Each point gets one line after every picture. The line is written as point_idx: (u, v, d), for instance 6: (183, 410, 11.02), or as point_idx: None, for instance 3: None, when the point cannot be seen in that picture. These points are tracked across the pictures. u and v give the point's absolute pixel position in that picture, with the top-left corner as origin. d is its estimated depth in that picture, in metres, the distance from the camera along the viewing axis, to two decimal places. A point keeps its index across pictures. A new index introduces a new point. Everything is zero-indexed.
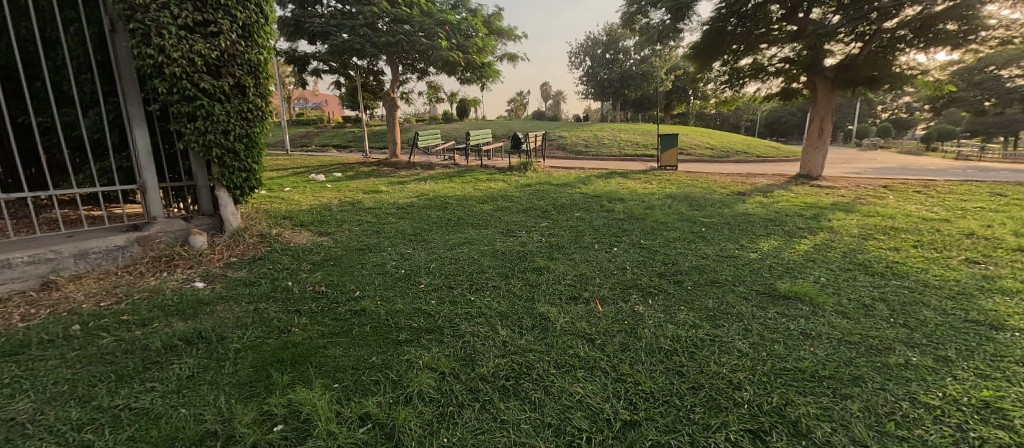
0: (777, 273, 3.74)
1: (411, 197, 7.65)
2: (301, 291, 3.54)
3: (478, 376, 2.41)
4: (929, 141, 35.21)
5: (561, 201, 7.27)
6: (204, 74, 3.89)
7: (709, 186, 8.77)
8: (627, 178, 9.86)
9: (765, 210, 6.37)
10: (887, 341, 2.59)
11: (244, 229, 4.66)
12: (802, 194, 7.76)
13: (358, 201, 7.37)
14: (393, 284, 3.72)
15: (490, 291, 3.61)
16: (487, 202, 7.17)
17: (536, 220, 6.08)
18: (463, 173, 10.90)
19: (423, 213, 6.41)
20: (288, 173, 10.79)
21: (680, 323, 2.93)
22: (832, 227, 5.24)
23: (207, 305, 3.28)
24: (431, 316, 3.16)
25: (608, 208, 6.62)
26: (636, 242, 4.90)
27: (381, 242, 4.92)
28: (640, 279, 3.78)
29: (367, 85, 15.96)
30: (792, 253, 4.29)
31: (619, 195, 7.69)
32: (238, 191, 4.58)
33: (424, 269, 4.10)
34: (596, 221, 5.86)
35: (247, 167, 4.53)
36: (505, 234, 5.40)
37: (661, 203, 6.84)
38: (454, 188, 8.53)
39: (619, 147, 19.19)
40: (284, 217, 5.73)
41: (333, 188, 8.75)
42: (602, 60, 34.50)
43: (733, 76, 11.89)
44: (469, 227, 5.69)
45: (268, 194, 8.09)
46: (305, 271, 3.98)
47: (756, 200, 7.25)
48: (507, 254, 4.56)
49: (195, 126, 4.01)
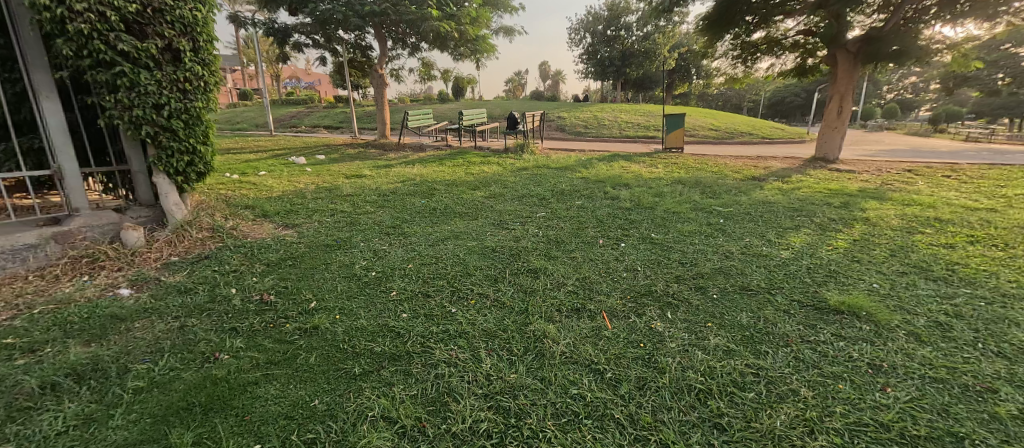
0: (818, 277, 3.13)
1: (396, 182, 6.97)
2: (245, 301, 2.91)
3: (450, 433, 1.81)
4: (937, 121, 34.37)
5: (560, 186, 6.61)
6: (122, 33, 3.19)
7: (719, 170, 8.11)
8: (630, 161, 9.19)
9: (786, 198, 5.74)
10: (986, 379, 1.98)
11: (191, 222, 3.99)
12: (823, 179, 7.12)
13: (336, 187, 6.69)
14: (359, 292, 3.09)
15: (474, 300, 2.99)
16: (478, 189, 6.51)
17: (532, 209, 5.43)
18: (455, 155, 10.18)
19: (406, 202, 5.74)
20: (269, 156, 10.07)
21: (711, 349, 2.33)
22: (867, 218, 4.62)
23: (121, 322, 2.64)
24: (400, 337, 2.54)
25: (612, 195, 5.97)
26: (646, 236, 4.27)
27: (353, 237, 4.26)
28: (655, 285, 3.16)
29: (354, 62, 15.06)
30: (831, 251, 3.67)
31: (624, 180, 7.03)
32: (181, 177, 3.91)
33: (398, 271, 3.47)
34: (599, 211, 5.23)
35: (190, 148, 3.86)
36: (497, 226, 4.76)
37: (671, 189, 6.20)
38: (444, 172, 7.85)
39: (620, 128, 18.40)
40: (247, 206, 5.05)
41: (313, 172, 8.05)
42: (602, 37, 33.27)
43: (745, 50, 11.09)
44: (457, 218, 5.04)
45: (240, 179, 7.37)
46: (256, 274, 3.35)
47: (774, 186, 6.61)
48: (498, 251, 3.92)
49: (117, 98, 3.33)
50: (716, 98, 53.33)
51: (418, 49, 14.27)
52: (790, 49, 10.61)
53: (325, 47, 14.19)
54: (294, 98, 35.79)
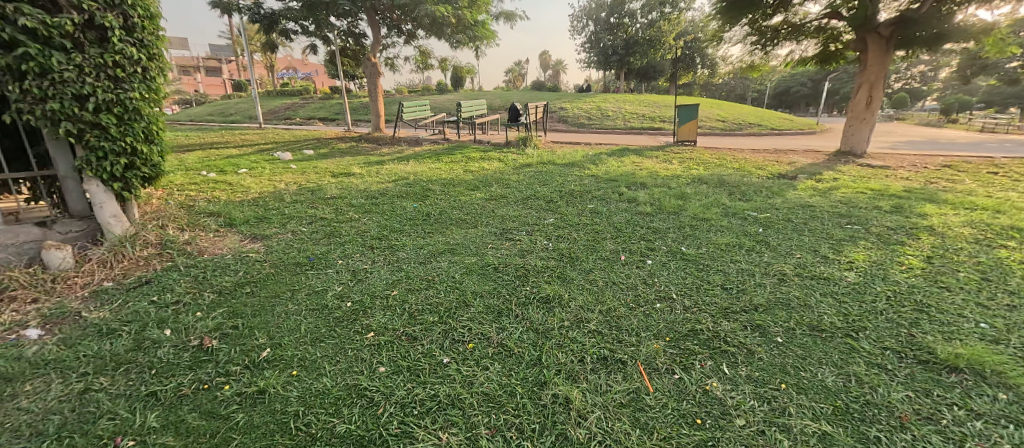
0: (906, 313, 2.48)
1: (386, 182, 6.32)
2: (176, 349, 2.27)
3: None
4: (949, 112, 33.51)
5: (568, 186, 5.95)
6: (24, 4, 2.51)
7: (740, 166, 7.44)
8: (642, 156, 8.51)
9: (825, 200, 5.10)
10: None
11: (135, 237, 3.34)
12: (858, 177, 6.45)
13: (321, 187, 6.04)
14: (325, 333, 2.43)
15: (472, 346, 2.35)
16: (478, 190, 5.84)
17: (539, 214, 4.77)
18: (454, 150, 9.51)
19: (397, 205, 5.08)
20: (254, 151, 9.41)
21: (801, 434, 1.69)
22: (932, 228, 3.95)
23: (7, 385, 2.00)
24: (374, 405, 1.91)
25: (628, 196, 5.31)
26: (675, 250, 3.62)
27: (330, 253, 3.61)
28: (700, 323, 2.51)
29: (346, 51, 14.30)
30: (907, 272, 3.01)
31: (638, 178, 6.38)
32: (119, 183, 3.25)
33: (378, 301, 2.82)
34: (615, 217, 4.57)
35: (127, 149, 3.20)
36: (499, 236, 4.10)
37: (693, 189, 5.55)
38: (440, 169, 7.18)
39: (626, 119, 17.66)
40: (210, 214, 4.38)
41: (298, 170, 7.38)
42: (607, 25, 32.29)
43: (761, 37, 10.33)
44: (454, 226, 4.38)
45: (216, 178, 6.70)
46: (202, 305, 2.70)
47: (807, 185, 5.94)
48: (501, 272, 3.27)
49: (24, 87, 2.66)
50: (720, 88, 52.38)
51: (413, 37, 13.49)
52: (811, 34, 9.84)
53: (315, 35, 13.42)
54: (290, 89, 34.99)
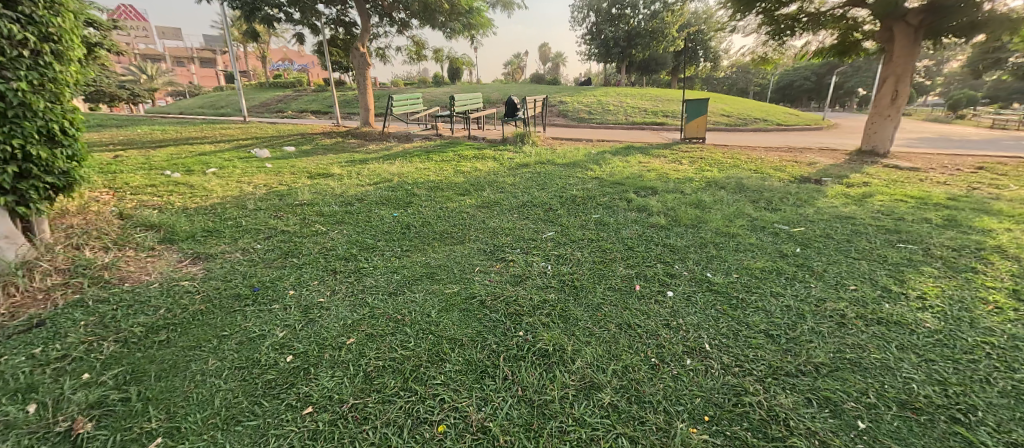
0: (1021, 383, 1.88)
1: (367, 184, 5.68)
2: (31, 440, 1.64)
3: None
4: (956, 108, 32.87)
5: (569, 191, 5.32)
6: None
7: (757, 167, 6.82)
8: (649, 155, 7.88)
9: (862, 209, 4.49)
10: None
11: (34, 264, 2.72)
12: (889, 182, 5.83)
13: (293, 191, 5.40)
14: (247, 410, 1.81)
15: (443, 431, 1.74)
16: (468, 195, 5.19)
17: (536, 227, 4.14)
18: (445, 147, 8.85)
19: (374, 214, 4.44)
20: (231, 148, 8.76)
21: None
22: (1003, 248, 3.32)
23: None
24: None
25: (638, 204, 4.68)
26: (701, 277, 3.00)
27: (282, 280, 2.96)
28: (749, 393, 1.89)
29: (334, 41, 13.56)
30: (999, 315, 2.39)
31: (647, 181, 5.76)
32: (9, 196, 2.60)
33: (327, 353, 2.19)
34: (624, 231, 3.94)
35: (17, 154, 2.54)
36: (489, 256, 3.46)
37: (710, 196, 4.93)
38: (429, 170, 6.54)
39: (628, 114, 16.99)
40: (149, 226, 3.73)
41: (273, 169, 6.73)
42: (608, 16, 31.39)
43: (775, 28, 9.61)
44: (436, 242, 3.74)
45: (180, 179, 6.07)
46: (92, 363, 2.06)
47: (836, 190, 5.33)
48: (488, 308, 2.63)
49: None
50: (722, 81, 51.58)
51: (404, 26, 12.75)
52: (830, 24, 9.14)
53: (301, 23, 12.67)
54: (283, 80, 34.14)
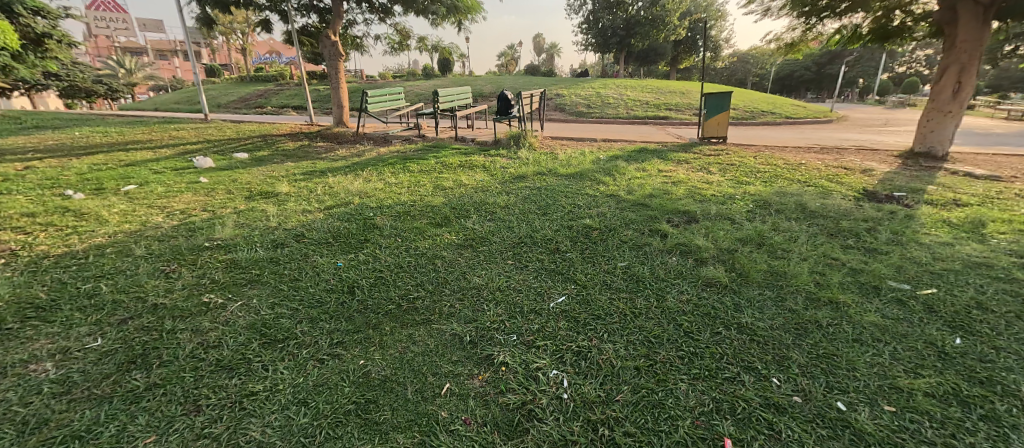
0: None
1: (315, 210, 4.35)
2: None
3: None
4: None
5: (580, 219, 4.02)
6: None
7: (805, 177, 5.56)
8: (669, 161, 6.61)
9: (990, 248, 3.25)
10: None
11: None
12: (983, 199, 4.60)
13: (215, 220, 4.08)
14: None
15: None
16: (446, 227, 3.89)
17: (539, 285, 2.84)
18: (426, 152, 7.53)
19: (307, 265, 3.12)
20: (172, 155, 7.39)
21: None
22: None
23: None
24: None
25: (677, 242, 3.40)
26: (836, 413, 1.75)
27: (90, 436, 1.65)
28: None
29: (306, 29, 12.08)
30: None
31: (677, 201, 4.49)
32: None
33: None
34: (670, 296, 2.65)
35: None
36: (467, 355, 2.16)
37: (772, 227, 3.67)
38: (399, 186, 5.24)
39: (630, 108, 15.67)
40: None
41: (206, 186, 5.39)
42: (605, 3, 29.90)
43: (809, 10, 8.27)
44: (388, 322, 2.43)
45: (77, 203, 4.69)
46: None
47: (925, 213, 4.11)
48: None
49: None
50: (721, 71, 50.12)
51: (385, 12, 11.31)
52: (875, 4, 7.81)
53: (265, 7, 11.17)
54: (264, 74, 32.38)
